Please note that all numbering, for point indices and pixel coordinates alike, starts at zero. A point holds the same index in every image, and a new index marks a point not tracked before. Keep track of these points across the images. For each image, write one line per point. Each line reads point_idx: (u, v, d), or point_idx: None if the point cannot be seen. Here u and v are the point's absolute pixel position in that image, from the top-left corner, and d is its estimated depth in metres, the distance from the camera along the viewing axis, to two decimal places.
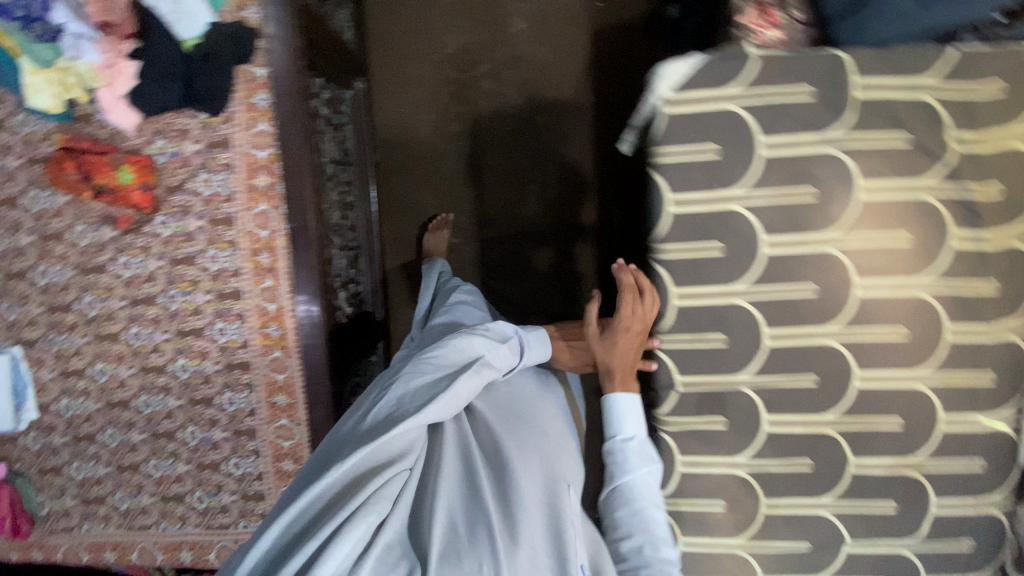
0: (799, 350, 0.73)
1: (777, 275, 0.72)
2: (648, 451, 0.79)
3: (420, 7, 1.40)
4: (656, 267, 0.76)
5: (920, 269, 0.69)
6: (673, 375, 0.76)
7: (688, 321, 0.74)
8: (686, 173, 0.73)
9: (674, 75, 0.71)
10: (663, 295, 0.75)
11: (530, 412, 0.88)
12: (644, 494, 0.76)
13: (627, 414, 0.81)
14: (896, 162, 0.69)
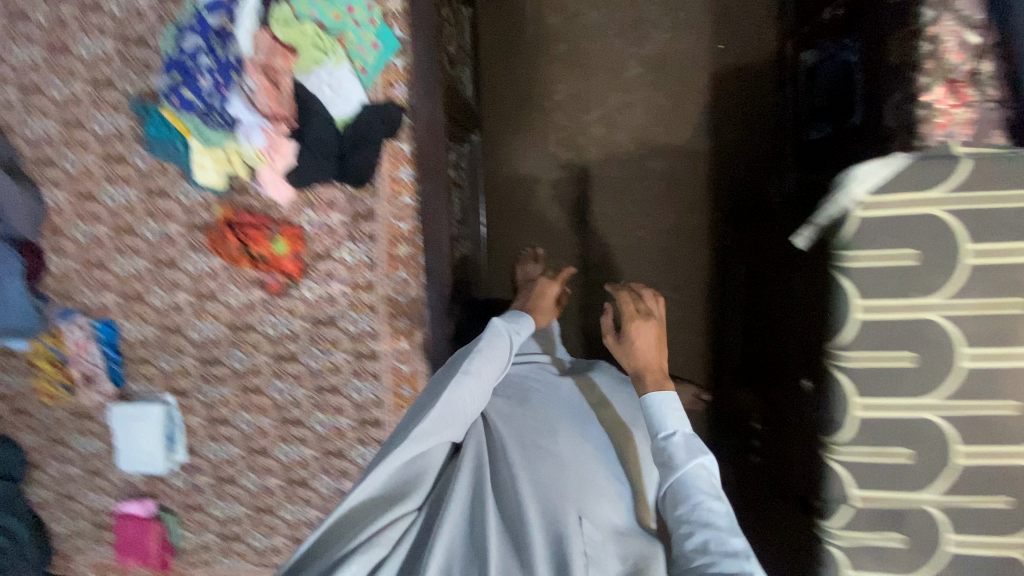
0: (993, 470, 0.69)
1: (976, 391, 0.68)
2: (694, 444, 0.75)
3: (533, 55, 1.40)
4: (837, 374, 0.71)
5: None
6: (847, 489, 0.73)
7: (869, 435, 0.71)
8: (880, 279, 0.67)
9: (874, 177, 0.66)
10: (842, 403, 0.71)
11: (554, 427, 0.82)
12: (704, 487, 0.71)
13: (665, 414, 0.80)
14: None
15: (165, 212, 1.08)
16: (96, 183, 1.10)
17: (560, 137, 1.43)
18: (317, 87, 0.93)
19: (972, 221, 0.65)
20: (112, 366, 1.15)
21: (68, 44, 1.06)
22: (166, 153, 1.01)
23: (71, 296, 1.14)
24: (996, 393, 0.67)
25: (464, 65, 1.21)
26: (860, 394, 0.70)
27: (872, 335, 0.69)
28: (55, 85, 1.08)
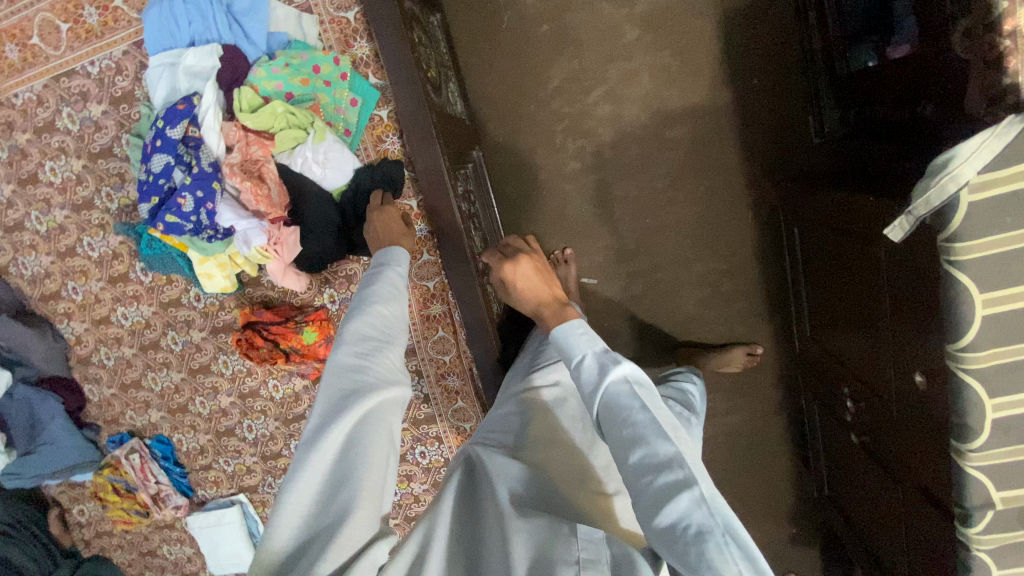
0: None
1: None
2: (612, 356, 0.65)
3: (517, 44, 1.26)
4: (963, 378, 0.62)
5: None
6: (988, 493, 0.65)
7: (1009, 435, 0.62)
8: (996, 262, 0.58)
9: (978, 149, 0.55)
10: (971, 408, 0.62)
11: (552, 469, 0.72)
12: (627, 398, 0.59)
13: (572, 339, 0.68)
14: None
15: (184, 321, 1.03)
16: (106, 307, 1.04)
17: (564, 125, 1.30)
18: (304, 164, 0.84)
19: None
20: (178, 478, 1.14)
21: (35, 172, 0.99)
22: (165, 269, 0.94)
23: (118, 420, 1.13)
24: None
25: (444, 73, 1.09)
26: (993, 391, 0.61)
27: (997, 326, 0.59)
28: (35, 218, 1.01)
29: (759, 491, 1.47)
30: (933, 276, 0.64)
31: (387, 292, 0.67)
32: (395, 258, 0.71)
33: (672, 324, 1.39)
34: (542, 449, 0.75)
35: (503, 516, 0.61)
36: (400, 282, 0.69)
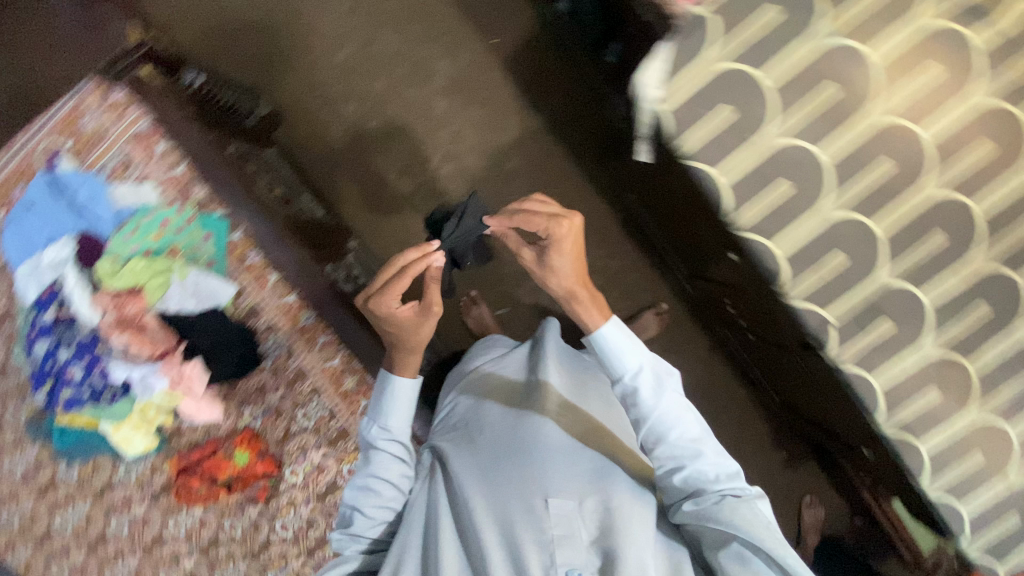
0: (911, 220, 0.73)
1: (857, 168, 0.73)
2: (660, 372, 0.87)
3: (352, 149, 1.44)
4: (745, 236, 0.80)
5: (968, 82, 0.69)
6: (820, 313, 0.80)
7: (804, 261, 0.78)
8: (715, 143, 0.78)
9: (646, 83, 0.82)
10: (766, 255, 0.80)
11: (512, 435, 0.90)
12: (679, 416, 0.84)
13: (631, 345, 0.87)
14: (889, 13, 0.71)
15: (123, 500, 1.02)
16: (36, 522, 1.01)
17: (421, 191, 1.45)
18: (180, 303, 0.98)
19: (746, 51, 0.74)
20: None
21: None
22: (83, 452, 1.00)
23: None
24: (873, 158, 0.72)
25: None
26: (770, 233, 0.78)
27: (743, 187, 0.78)
28: None
29: (735, 429, 1.55)
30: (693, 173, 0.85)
31: (396, 455, 0.87)
32: (400, 421, 0.88)
33: None
34: (502, 425, 0.92)
35: (488, 497, 0.82)
36: (404, 447, 0.89)
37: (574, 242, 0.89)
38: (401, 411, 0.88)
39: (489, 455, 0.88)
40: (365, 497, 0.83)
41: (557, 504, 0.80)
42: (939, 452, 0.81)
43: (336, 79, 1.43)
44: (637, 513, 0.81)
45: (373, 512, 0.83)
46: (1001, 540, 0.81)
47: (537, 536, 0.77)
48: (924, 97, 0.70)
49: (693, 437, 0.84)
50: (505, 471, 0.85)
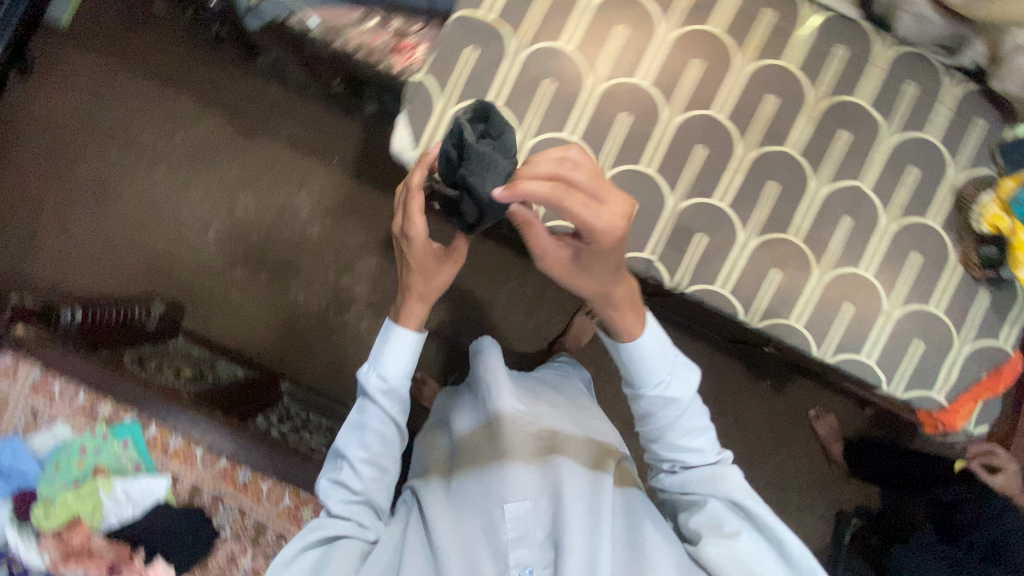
0: (671, 149, 0.85)
1: (605, 131, 0.85)
2: (683, 380, 0.87)
3: (253, 305, 1.54)
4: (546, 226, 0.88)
5: (655, 27, 0.86)
6: (640, 257, 0.87)
7: None
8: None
9: (404, 139, 0.85)
10: None
11: (472, 451, 0.92)
12: (693, 420, 0.87)
13: (658, 360, 0.85)
14: (563, 12, 0.85)
15: None
16: None
17: (334, 308, 1.55)
18: (113, 517, 1.06)
19: (466, 87, 0.85)
20: None
21: None
22: None
23: None
24: (614, 117, 0.85)
25: (205, 364, 1.32)
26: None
27: None
28: None
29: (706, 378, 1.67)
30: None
31: (393, 413, 0.87)
32: (396, 371, 0.86)
33: (527, 346, 1.53)
34: (465, 445, 0.94)
35: (453, 522, 0.85)
36: (400, 409, 0.88)
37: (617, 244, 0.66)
38: (393, 365, 0.86)
39: (461, 481, 0.90)
40: (357, 449, 0.85)
41: (513, 508, 0.82)
42: (811, 320, 0.87)
43: (216, 253, 1.55)
44: (587, 498, 0.83)
45: (349, 474, 0.84)
46: (908, 369, 0.88)
47: (499, 544, 0.80)
48: (625, 54, 0.86)
49: (697, 433, 0.87)
50: (473, 492, 0.87)
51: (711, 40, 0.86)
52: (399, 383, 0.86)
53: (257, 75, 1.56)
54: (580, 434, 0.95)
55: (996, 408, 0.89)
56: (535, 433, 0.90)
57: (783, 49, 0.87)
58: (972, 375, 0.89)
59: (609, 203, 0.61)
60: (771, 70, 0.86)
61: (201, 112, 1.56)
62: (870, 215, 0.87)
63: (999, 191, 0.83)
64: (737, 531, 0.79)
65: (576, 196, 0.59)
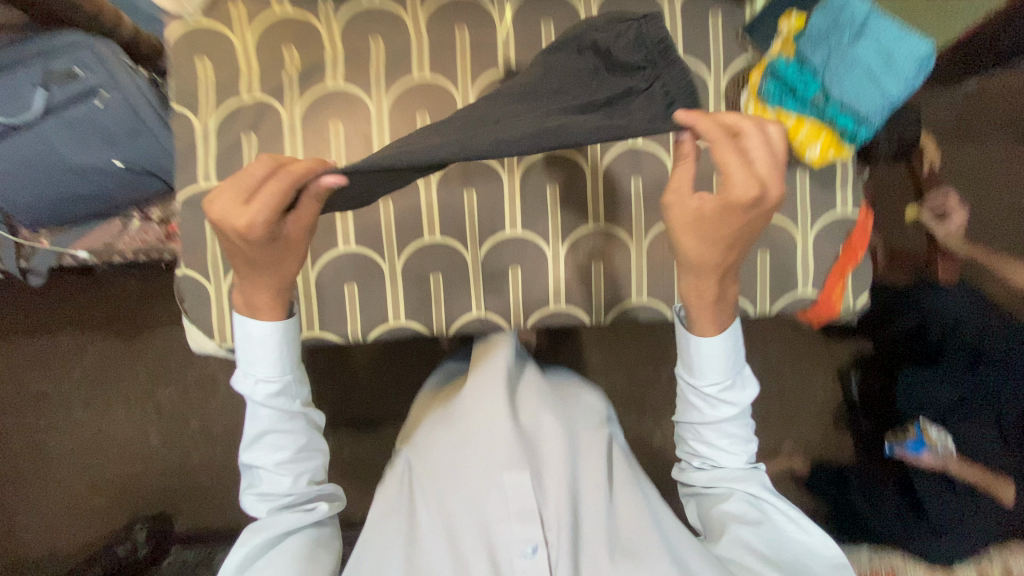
0: (445, 208, 0.85)
1: (374, 225, 0.84)
2: (738, 380, 0.73)
3: (226, 481, 1.56)
4: (372, 335, 0.87)
5: (367, 105, 0.84)
6: (471, 317, 0.87)
7: (423, 301, 0.87)
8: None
9: (199, 334, 0.84)
10: (399, 328, 0.88)
11: (467, 414, 0.77)
12: (740, 423, 0.74)
13: (717, 351, 0.70)
14: (275, 139, 0.83)
15: None
16: None
17: None
18: None
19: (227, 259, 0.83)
20: None
21: None
22: None
23: None
24: (376, 206, 0.84)
25: (200, 566, 1.40)
26: (384, 317, 0.87)
27: (332, 319, 0.85)
28: None
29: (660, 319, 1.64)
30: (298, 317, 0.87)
31: (288, 405, 0.69)
32: (277, 367, 0.67)
33: None
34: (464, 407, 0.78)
35: (445, 493, 0.75)
36: (294, 394, 0.69)
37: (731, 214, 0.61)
38: (275, 354, 0.66)
39: (452, 442, 0.76)
40: (261, 451, 0.68)
41: (516, 481, 0.72)
42: (653, 286, 0.87)
43: (168, 454, 1.56)
44: (597, 463, 0.76)
45: (274, 478, 0.69)
46: (765, 282, 0.87)
47: (502, 518, 0.72)
48: (354, 146, 0.84)
49: (737, 442, 0.74)
50: (468, 459, 0.75)
51: (425, 89, 0.84)
52: (292, 368, 0.68)
53: (111, 281, 1.55)
54: (589, 407, 0.84)
55: (868, 271, 0.87)
56: (546, 399, 0.80)
57: (494, 60, 0.85)
58: (829, 254, 0.87)
59: (731, 174, 0.58)
60: (493, 85, 0.85)
61: (83, 340, 1.56)
62: (654, 163, 0.86)
63: (751, 85, 0.78)
64: (759, 521, 0.72)
65: (722, 151, 0.58)
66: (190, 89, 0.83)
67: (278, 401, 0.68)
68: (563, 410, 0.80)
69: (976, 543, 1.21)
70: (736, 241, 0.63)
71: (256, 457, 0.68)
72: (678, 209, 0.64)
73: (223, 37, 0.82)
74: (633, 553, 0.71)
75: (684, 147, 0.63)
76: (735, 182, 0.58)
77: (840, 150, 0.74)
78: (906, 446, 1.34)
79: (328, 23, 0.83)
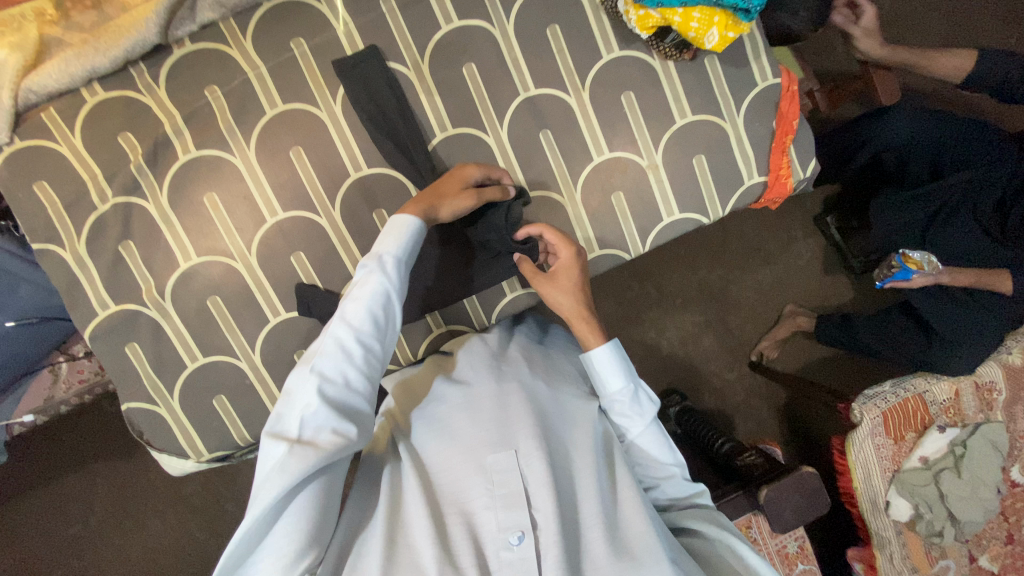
0: (362, 237, 0.79)
1: (297, 286, 0.78)
2: (643, 400, 0.76)
3: None
4: None
5: (232, 162, 0.75)
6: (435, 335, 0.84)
7: None
8: (249, 416, 0.80)
9: (174, 459, 0.81)
10: None
11: (456, 408, 0.73)
12: (663, 447, 0.76)
13: (611, 363, 0.75)
14: (154, 236, 0.75)
15: None
16: None
17: None
18: None
19: (164, 377, 0.78)
20: None
21: None
22: None
23: None
24: (291, 266, 0.78)
25: None
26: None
27: None
28: None
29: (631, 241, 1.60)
30: (262, 403, 0.80)
31: (387, 298, 0.65)
32: (399, 260, 0.66)
33: None
34: (449, 403, 0.74)
35: (429, 485, 0.67)
36: (398, 292, 0.66)
37: (570, 275, 0.76)
38: (401, 246, 0.67)
39: (436, 428, 0.72)
40: (350, 338, 0.62)
41: (498, 459, 0.66)
42: (601, 235, 0.82)
43: (217, 544, 1.53)
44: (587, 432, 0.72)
45: (346, 363, 0.61)
46: (711, 188, 0.82)
47: (489, 499, 0.64)
48: (240, 210, 0.76)
49: (663, 452, 0.76)
50: (452, 443, 0.69)
51: (287, 123, 0.75)
52: (405, 270, 0.67)
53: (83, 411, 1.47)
54: (577, 384, 0.79)
55: (808, 137, 0.83)
56: (537, 373, 0.77)
57: (347, 62, 0.75)
58: (765, 134, 0.82)
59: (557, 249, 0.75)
60: (358, 88, 0.75)
61: (87, 473, 1.49)
62: (557, 109, 0.79)
63: None
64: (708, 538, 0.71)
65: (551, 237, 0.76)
66: (40, 221, 0.73)
67: (385, 291, 0.65)
68: (552, 382, 0.77)
69: (989, 343, 1.24)
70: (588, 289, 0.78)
71: (342, 338, 0.62)
72: (544, 286, 0.76)
73: (47, 151, 0.73)
74: (630, 548, 0.62)
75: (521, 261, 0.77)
76: (568, 264, 0.76)
77: (739, 28, 0.68)
78: (893, 277, 1.27)
79: (153, 92, 0.73)
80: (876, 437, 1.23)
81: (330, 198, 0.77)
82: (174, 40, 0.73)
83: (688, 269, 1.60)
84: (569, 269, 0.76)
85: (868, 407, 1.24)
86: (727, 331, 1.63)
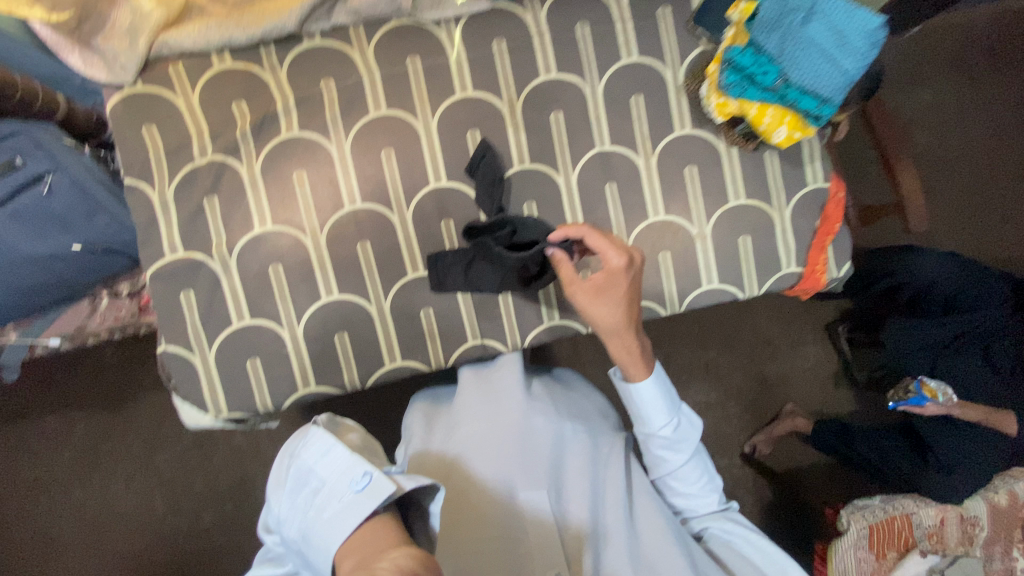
0: (424, 239, 0.84)
1: (355, 271, 0.82)
2: (682, 428, 0.76)
3: None
4: (371, 380, 0.85)
5: (327, 148, 0.81)
6: (466, 348, 0.87)
7: (416, 338, 0.85)
8: (276, 384, 0.82)
9: (193, 412, 0.82)
10: (395, 370, 0.86)
11: (486, 437, 0.75)
12: (701, 474, 0.78)
13: (656, 397, 0.74)
14: (239, 196, 0.80)
15: None
16: None
17: None
18: None
19: (209, 328, 0.81)
20: None
21: None
22: None
23: None
24: (354, 251, 0.82)
25: None
26: (380, 361, 0.85)
27: (327, 371, 0.83)
28: None
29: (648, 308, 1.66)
30: (290, 374, 0.82)
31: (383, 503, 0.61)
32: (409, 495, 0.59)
33: None
34: (478, 428, 0.76)
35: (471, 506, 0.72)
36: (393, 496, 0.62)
37: (615, 290, 0.71)
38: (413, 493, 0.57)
39: (466, 454, 0.75)
40: None
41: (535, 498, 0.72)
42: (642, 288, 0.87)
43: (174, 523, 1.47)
44: (616, 475, 0.77)
45: None
46: (750, 267, 0.89)
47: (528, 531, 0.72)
48: (322, 191, 0.81)
49: (706, 482, 0.79)
50: (488, 474, 0.73)
51: (385, 125, 0.82)
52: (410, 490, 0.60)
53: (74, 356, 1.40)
54: (600, 423, 0.82)
55: (846, 242, 0.90)
56: (563, 408, 0.80)
57: (450, 86, 0.83)
58: (807, 230, 0.89)
59: (607, 255, 0.69)
60: (455, 111, 0.83)
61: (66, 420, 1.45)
62: (626, 167, 0.87)
63: (710, 79, 0.80)
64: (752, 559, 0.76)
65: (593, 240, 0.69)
66: (140, 160, 0.79)
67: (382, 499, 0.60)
68: (579, 417, 0.80)
69: (979, 478, 1.26)
70: (632, 300, 0.71)
71: None
72: (585, 296, 0.72)
73: (165, 100, 0.79)
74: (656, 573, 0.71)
75: (555, 259, 0.74)
76: (614, 273, 0.69)
77: (806, 130, 0.77)
78: (907, 402, 1.31)
79: (274, 72, 0.81)
80: (859, 550, 1.23)
81: (406, 199, 0.83)
82: (305, 33, 0.82)
83: (699, 346, 1.64)
84: (610, 283, 0.70)
85: (856, 517, 1.26)
86: (726, 417, 1.64)
